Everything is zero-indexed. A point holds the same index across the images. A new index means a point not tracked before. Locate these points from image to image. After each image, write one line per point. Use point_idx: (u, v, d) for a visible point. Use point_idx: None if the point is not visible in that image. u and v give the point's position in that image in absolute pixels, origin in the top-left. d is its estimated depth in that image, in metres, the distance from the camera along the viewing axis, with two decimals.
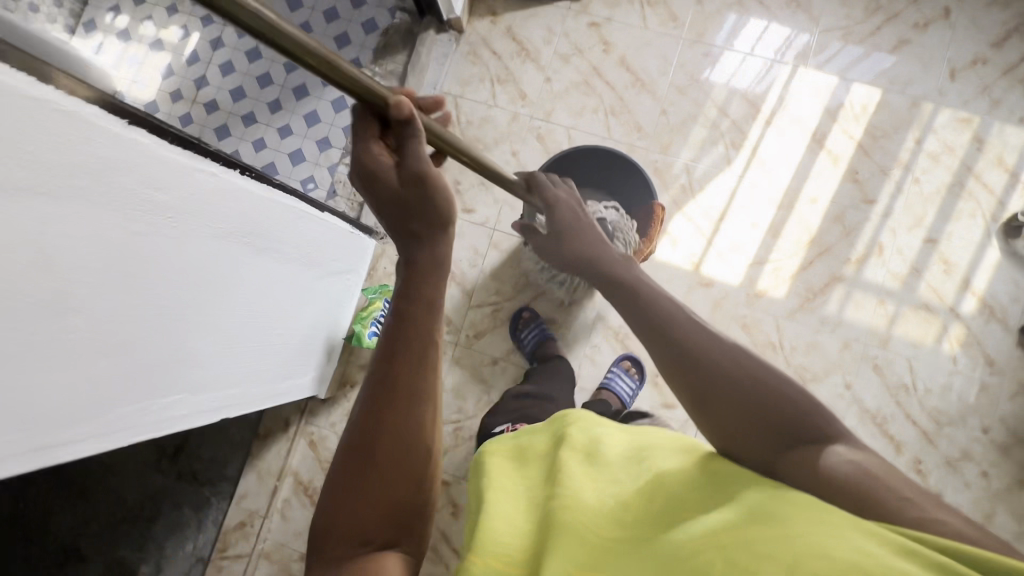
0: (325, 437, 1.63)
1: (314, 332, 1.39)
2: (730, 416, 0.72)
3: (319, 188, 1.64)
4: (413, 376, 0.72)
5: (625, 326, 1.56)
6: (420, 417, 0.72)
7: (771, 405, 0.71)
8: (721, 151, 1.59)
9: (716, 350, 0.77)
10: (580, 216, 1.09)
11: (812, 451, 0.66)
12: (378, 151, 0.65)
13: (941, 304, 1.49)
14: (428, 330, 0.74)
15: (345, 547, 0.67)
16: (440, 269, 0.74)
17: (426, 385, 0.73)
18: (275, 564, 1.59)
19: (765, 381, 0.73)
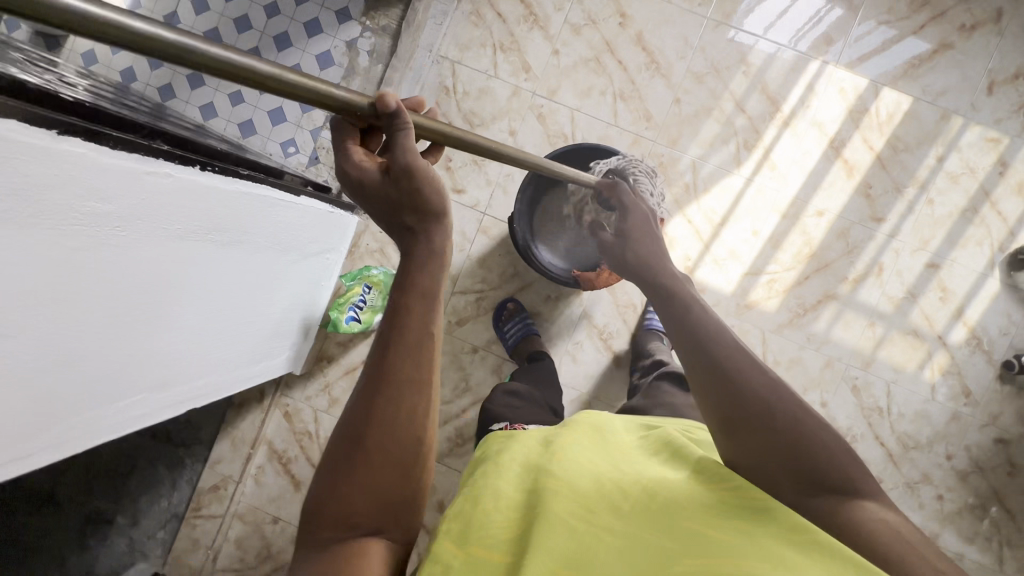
0: (299, 409, 1.62)
1: (290, 314, 1.35)
2: (761, 446, 0.65)
3: (301, 153, 1.54)
4: (411, 363, 0.60)
5: (609, 326, 1.53)
6: (417, 405, 0.61)
7: (808, 440, 0.64)
8: (731, 150, 1.49)
9: (760, 381, 0.70)
10: (649, 221, 1.03)
11: (840, 501, 0.61)
12: (360, 157, 0.59)
13: (930, 331, 1.47)
14: (427, 315, 0.62)
15: (337, 530, 0.59)
16: (435, 256, 0.62)
17: (427, 371, 0.62)
18: (248, 524, 1.64)
19: (810, 419, 0.66)
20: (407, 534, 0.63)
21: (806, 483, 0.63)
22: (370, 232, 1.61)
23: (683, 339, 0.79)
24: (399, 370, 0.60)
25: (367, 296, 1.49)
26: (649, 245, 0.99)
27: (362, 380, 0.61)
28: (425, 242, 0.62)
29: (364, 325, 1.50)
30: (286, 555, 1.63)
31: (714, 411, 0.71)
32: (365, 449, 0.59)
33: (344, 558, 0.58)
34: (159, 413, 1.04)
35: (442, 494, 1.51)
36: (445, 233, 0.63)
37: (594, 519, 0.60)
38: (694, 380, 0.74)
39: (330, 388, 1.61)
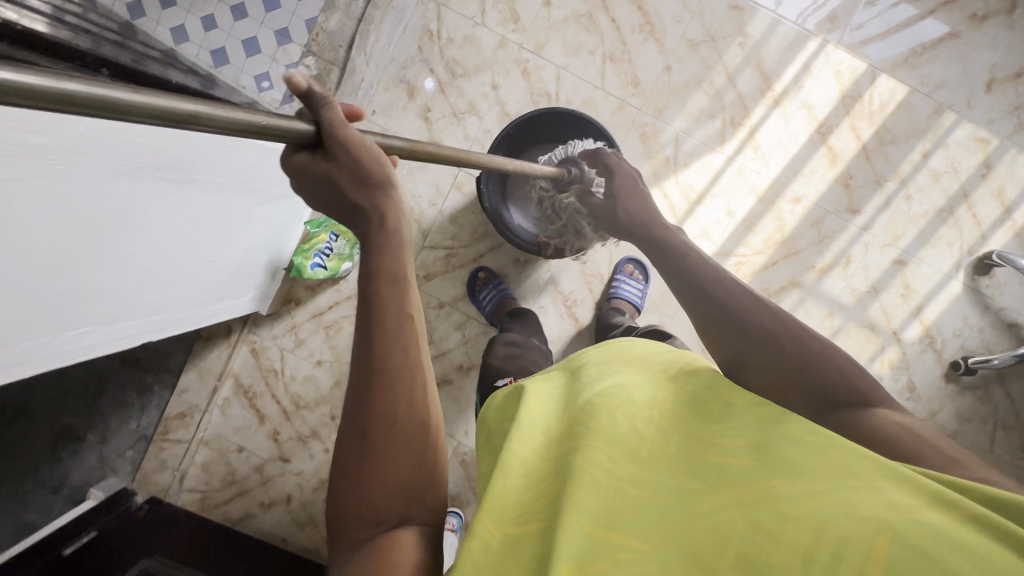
0: (266, 347, 1.66)
1: (253, 257, 1.35)
2: (775, 375, 0.72)
3: (274, 89, 1.48)
4: (395, 351, 0.62)
5: (575, 294, 1.55)
6: (409, 389, 0.63)
7: (813, 360, 0.72)
8: (716, 127, 1.45)
9: (764, 318, 0.77)
10: (637, 183, 1.11)
11: (853, 410, 0.68)
12: (306, 158, 0.57)
13: (886, 326, 1.50)
14: (401, 298, 0.63)
15: (371, 527, 0.62)
16: (398, 238, 0.63)
17: (413, 354, 0.63)
18: (214, 450, 1.71)
19: (813, 342, 0.74)
20: (436, 515, 0.66)
21: (819, 400, 0.69)
22: None
23: (683, 293, 0.87)
24: (389, 361, 0.62)
25: (333, 244, 1.48)
26: (648, 207, 1.07)
27: (352, 382, 0.63)
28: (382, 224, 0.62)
29: (330, 272, 1.50)
30: (248, 481, 1.72)
31: (724, 350, 0.77)
32: (373, 442, 0.61)
33: (379, 555, 0.61)
34: (107, 346, 1.07)
35: None
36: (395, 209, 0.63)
37: (617, 454, 0.55)
38: (703, 321, 0.82)
39: (297, 330, 1.64)
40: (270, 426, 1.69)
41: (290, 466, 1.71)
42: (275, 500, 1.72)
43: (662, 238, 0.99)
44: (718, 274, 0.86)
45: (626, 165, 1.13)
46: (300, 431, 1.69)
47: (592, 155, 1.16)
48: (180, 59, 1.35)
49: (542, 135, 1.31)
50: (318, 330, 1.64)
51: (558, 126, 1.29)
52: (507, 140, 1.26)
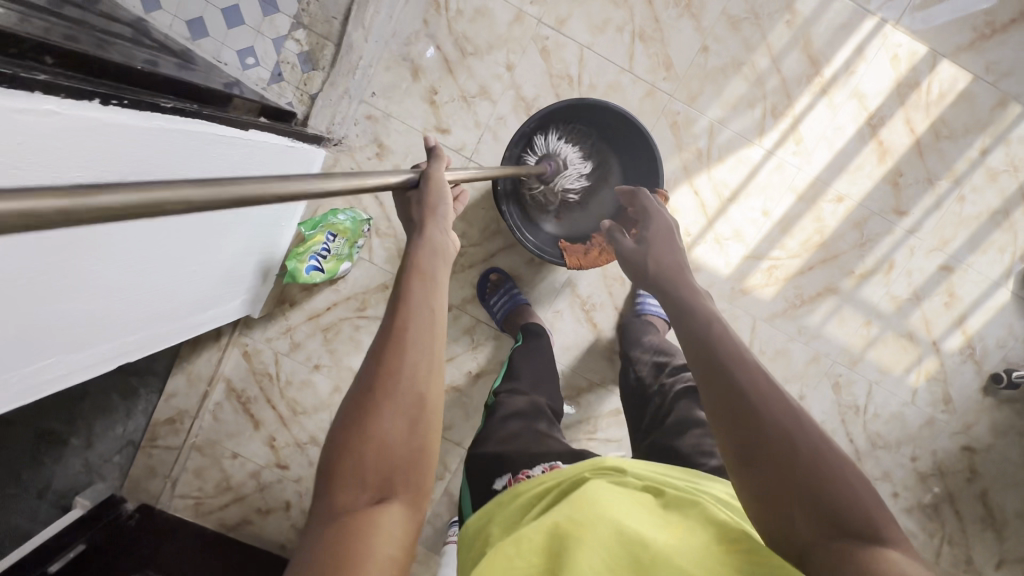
0: (259, 350, 1.54)
1: (241, 261, 1.21)
2: (772, 478, 0.60)
3: (261, 66, 1.30)
4: (419, 319, 0.61)
5: (593, 298, 1.43)
6: (424, 357, 0.59)
7: (829, 480, 0.59)
8: (756, 117, 1.31)
9: (780, 411, 0.64)
10: (671, 236, 0.99)
11: (859, 545, 0.54)
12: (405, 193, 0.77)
13: (925, 336, 1.40)
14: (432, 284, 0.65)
15: (351, 491, 0.53)
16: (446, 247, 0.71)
17: (433, 328, 0.61)
18: (207, 455, 1.62)
19: (832, 456, 0.61)
20: (420, 506, 0.56)
21: (828, 528, 0.56)
22: (340, 166, 1.39)
23: (694, 350, 0.75)
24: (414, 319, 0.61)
25: (331, 244, 1.31)
26: (677, 267, 0.92)
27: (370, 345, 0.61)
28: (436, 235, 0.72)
29: (328, 274, 1.35)
30: (245, 488, 1.63)
31: (729, 447, 0.64)
32: (377, 396, 0.56)
33: (353, 523, 0.51)
34: (78, 373, 0.95)
35: None
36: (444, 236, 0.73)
37: None
38: (711, 398, 0.69)
39: (292, 333, 1.52)
40: (266, 431, 1.60)
41: (288, 472, 1.62)
42: (272, 507, 1.63)
43: (682, 296, 0.85)
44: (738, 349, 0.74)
45: (668, 217, 1.03)
46: (298, 437, 1.60)
47: (627, 194, 1.09)
48: (152, 31, 1.18)
49: (562, 123, 1.17)
50: (315, 333, 1.52)
51: (580, 115, 1.14)
52: (525, 134, 1.12)
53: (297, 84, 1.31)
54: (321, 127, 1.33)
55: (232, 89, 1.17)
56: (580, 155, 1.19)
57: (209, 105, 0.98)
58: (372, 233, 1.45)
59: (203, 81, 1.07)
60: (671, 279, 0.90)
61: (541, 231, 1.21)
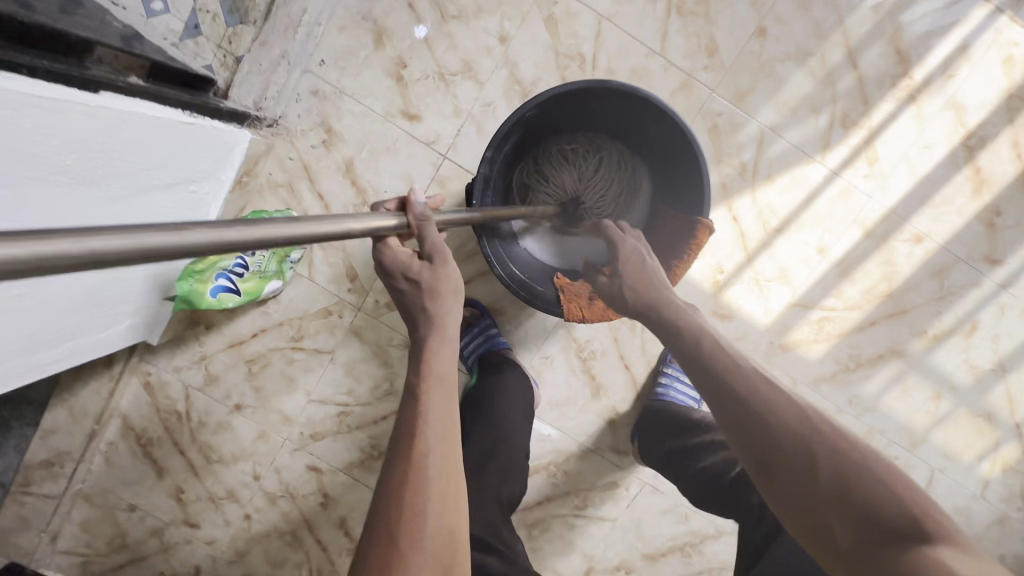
0: (166, 382, 1.21)
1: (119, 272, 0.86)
2: (799, 489, 0.58)
3: (172, 15, 0.98)
4: (434, 459, 0.59)
5: (593, 345, 1.12)
6: (444, 501, 0.58)
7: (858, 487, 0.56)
8: (822, 125, 1.00)
9: (786, 411, 0.63)
10: (644, 260, 0.82)
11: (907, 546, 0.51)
12: (407, 287, 0.68)
13: (1007, 416, 1.12)
14: (443, 408, 0.62)
15: None
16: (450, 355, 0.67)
17: (450, 457, 0.60)
18: (98, 506, 1.28)
19: (851, 450, 0.58)
20: None
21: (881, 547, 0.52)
22: (276, 154, 1.06)
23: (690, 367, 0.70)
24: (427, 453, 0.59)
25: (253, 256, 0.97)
26: (666, 289, 0.77)
27: (378, 498, 0.58)
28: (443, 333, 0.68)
29: (245, 297, 0.99)
30: (144, 549, 1.30)
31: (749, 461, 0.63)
32: (399, 550, 0.54)
33: None
34: None
35: (344, 509, 1.26)
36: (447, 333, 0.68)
37: None
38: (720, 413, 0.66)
39: (208, 363, 1.19)
40: (171, 481, 1.27)
41: (198, 532, 1.29)
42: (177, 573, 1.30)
43: (668, 321, 0.74)
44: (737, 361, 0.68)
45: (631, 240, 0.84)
46: (211, 491, 1.27)
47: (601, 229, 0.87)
48: None
49: (579, 112, 0.83)
50: (236, 365, 1.19)
51: (607, 101, 0.79)
52: (524, 125, 0.78)
53: (218, 41, 1.00)
54: (247, 101, 1.01)
55: (136, 44, 0.85)
56: (593, 178, 0.92)
57: (61, 59, 0.66)
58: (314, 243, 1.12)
59: (83, 27, 0.74)
60: (655, 311, 0.75)
61: (535, 275, 0.87)
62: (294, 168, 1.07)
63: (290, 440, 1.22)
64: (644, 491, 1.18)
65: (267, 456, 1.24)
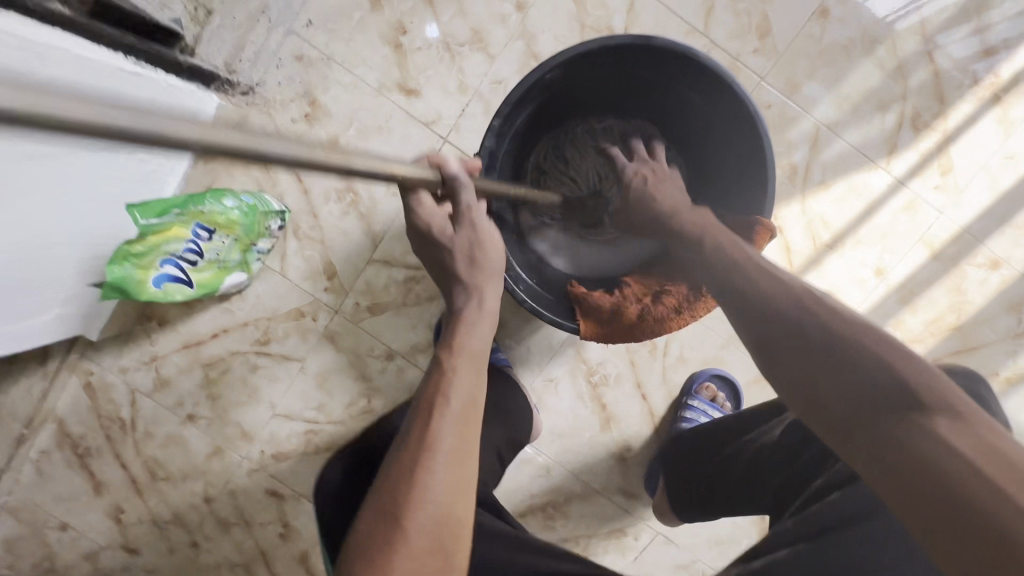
0: (109, 384, 1.04)
1: (80, 229, 0.76)
2: (797, 370, 0.49)
3: None
4: (438, 487, 0.44)
5: (606, 368, 0.96)
6: (443, 545, 0.44)
7: (852, 360, 0.46)
8: (889, 125, 0.86)
9: (786, 292, 0.52)
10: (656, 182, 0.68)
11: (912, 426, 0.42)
12: (440, 256, 0.55)
13: None
14: (461, 420, 0.48)
15: None
16: (479, 338, 0.54)
17: (461, 458, 0.47)
18: (24, 524, 1.10)
19: (856, 326, 0.48)
20: None
21: (873, 420, 0.44)
22: (249, 127, 0.91)
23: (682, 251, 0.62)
24: (432, 450, 0.46)
25: (212, 242, 0.80)
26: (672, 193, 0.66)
27: (361, 519, 0.45)
28: (477, 306, 0.55)
29: (199, 290, 0.83)
30: None
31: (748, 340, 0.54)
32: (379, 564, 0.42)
33: None
34: None
35: (308, 542, 1.09)
36: (477, 311, 0.55)
37: None
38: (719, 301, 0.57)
39: (159, 365, 1.03)
40: (110, 499, 1.09)
41: (137, 560, 1.11)
42: None
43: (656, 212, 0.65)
44: (728, 246, 0.58)
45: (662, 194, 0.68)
46: (156, 513, 1.10)
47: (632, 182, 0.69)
48: None
49: (611, 83, 0.69)
50: (192, 368, 1.03)
51: (647, 69, 0.65)
52: (544, 93, 0.64)
53: None
54: (217, 60, 0.87)
55: None
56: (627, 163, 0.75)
57: None
58: (287, 233, 0.96)
59: None
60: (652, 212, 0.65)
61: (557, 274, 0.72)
62: None
63: (249, 459, 1.06)
64: (656, 544, 1.01)
65: (221, 477, 1.07)
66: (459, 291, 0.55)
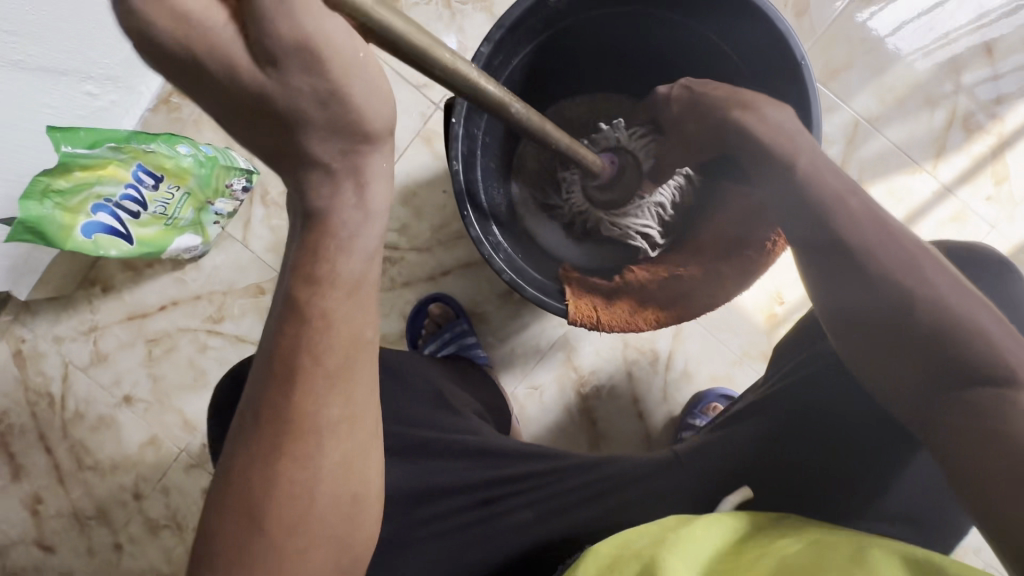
0: (40, 353, 0.93)
1: (22, 162, 0.67)
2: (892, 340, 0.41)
3: None
4: (317, 466, 0.35)
5: (597, 376, 0.84)
6: (337, 517, 0.37)
7: (913, 299, 0.40)
8: (936, 124, 0.76)
9: (880, 246, 0.42)
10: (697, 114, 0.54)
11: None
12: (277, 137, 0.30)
13: None
14: (344, 388, 0.35)
15: None
16: (359, 259, 0.34)
17: (340, 425, 0.35)
18: None
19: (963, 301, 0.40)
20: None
21: (899, 357, 0.41)
22: None
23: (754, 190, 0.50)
24: (294, 420, 0.34)
25: (145, 192, 0.69)
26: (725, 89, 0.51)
27: (217, 499, 0.36)
28: (360, 199, 0.33)
29: (144, 248, 0.73)
30: None
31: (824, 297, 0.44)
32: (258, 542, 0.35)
33: None
34: None
35: None
36: (356, 211, 0.33)
37: None
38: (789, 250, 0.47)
39: (98, 337, 0.92)
40: (26, 487, 0.96)
41: (48, 563, 0.96)
42: None
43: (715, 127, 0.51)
44: (825, 171, 0.45)
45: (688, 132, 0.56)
46: (75, 507, 0.96)
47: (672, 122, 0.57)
48: None
49: (634, 31, 0.61)
50: (133, 342, 0.92)
51: (676, 11, 0.58)
52: (555, 26, 0.57)
53: None
54: None
55: None
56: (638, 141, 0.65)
57: None
58: (252, 197, 0.86)
59: None
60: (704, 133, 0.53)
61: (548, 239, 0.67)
62: None
63: (188, 451, 0.93)
64: None
65: (155, 470, 0.94)
66: (310, 174, 0.32)
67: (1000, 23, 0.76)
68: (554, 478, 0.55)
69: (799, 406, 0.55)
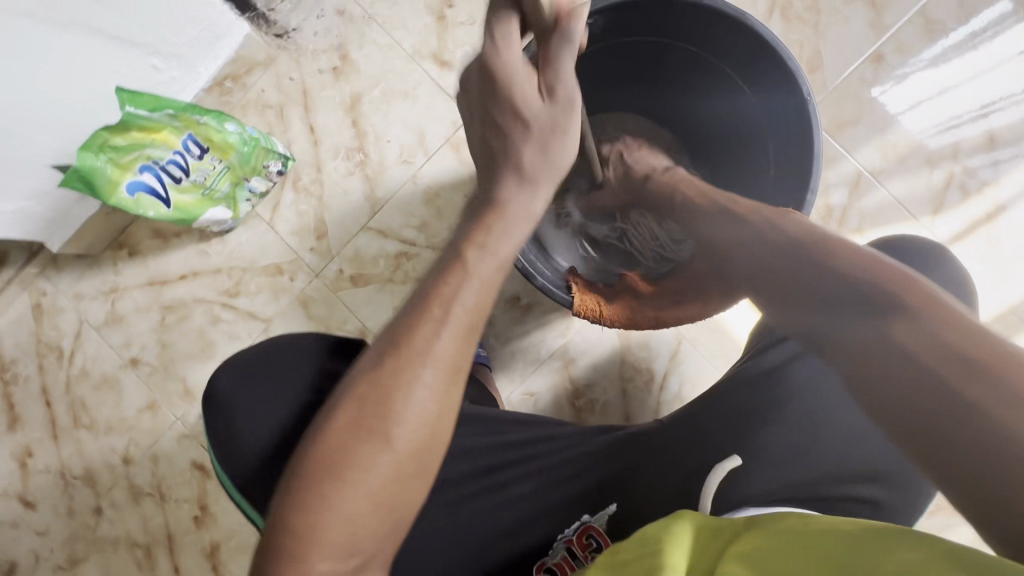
0: (58, 307, 0.96)
1: (85, 118, 0.72)
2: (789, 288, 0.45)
3: None
4: (424, 387, 0.40)
5: (592, 389, 0.86)
6: (418, 444, 0.40)
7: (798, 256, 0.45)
8: (934, 183, 0.81)
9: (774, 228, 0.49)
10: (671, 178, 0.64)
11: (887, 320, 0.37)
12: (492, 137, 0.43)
13: None
14: (464, 336, 0.41)
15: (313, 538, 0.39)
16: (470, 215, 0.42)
17: (449, 364, 0.40)
18: None
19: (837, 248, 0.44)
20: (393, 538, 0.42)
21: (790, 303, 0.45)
22: (275, 70, 0.89)
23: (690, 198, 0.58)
24: (418, 344, 0.40)
25: (187, 158, 0.74)
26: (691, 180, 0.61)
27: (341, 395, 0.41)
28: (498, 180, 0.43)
29: (177, 213, 0.76)
30: None
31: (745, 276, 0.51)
32: (360, 435, 0.39)
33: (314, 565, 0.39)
34: None
35: (221, 532, 0.93)
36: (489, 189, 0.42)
37: None
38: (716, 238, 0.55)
39: (116, 299, 0.96)
40: (19, 439, 0.97)
41: (25, 521, 0.96)
42: None
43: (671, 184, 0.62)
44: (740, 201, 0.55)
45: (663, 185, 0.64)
46: (61, 466, 0.96)
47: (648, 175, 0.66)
48: None
49: (663, 60, 0.67)
50: (149, 307, 0.95)
51: (699, 44, 0.63)
52: (587, 45, 0.63)
53: None
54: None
55: None
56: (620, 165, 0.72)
57: None
58: (285, 182, 0.91)
59: None
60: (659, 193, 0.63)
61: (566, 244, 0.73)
62: (292, 90, 0.89)
63: (184, 421, 0.95)
64: None
65: (149, 436, 0.95)
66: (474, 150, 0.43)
67: (1007, 101, 0.81)
68: (551, 456, 0.58)
69: (782, 383, 0.56)
